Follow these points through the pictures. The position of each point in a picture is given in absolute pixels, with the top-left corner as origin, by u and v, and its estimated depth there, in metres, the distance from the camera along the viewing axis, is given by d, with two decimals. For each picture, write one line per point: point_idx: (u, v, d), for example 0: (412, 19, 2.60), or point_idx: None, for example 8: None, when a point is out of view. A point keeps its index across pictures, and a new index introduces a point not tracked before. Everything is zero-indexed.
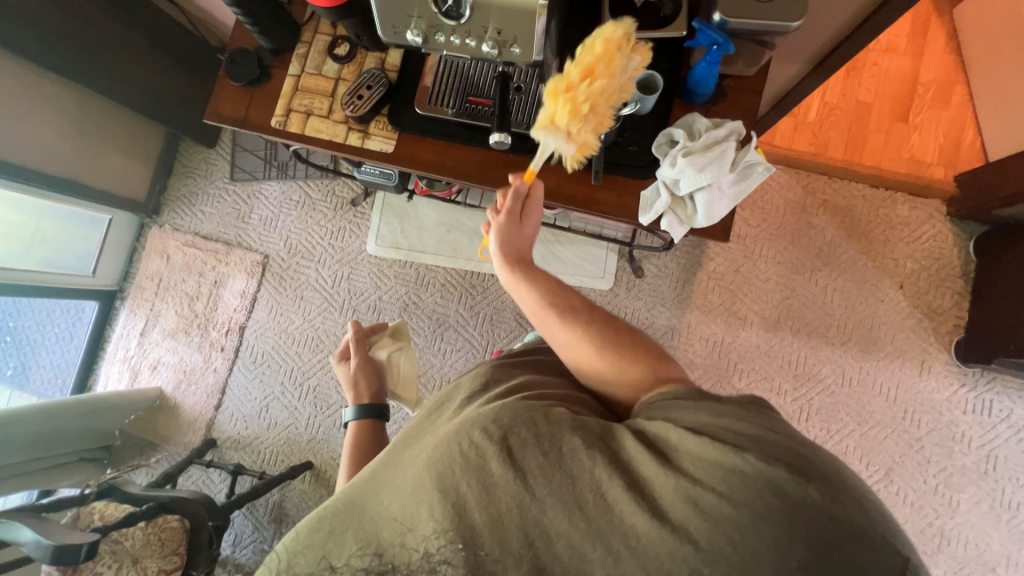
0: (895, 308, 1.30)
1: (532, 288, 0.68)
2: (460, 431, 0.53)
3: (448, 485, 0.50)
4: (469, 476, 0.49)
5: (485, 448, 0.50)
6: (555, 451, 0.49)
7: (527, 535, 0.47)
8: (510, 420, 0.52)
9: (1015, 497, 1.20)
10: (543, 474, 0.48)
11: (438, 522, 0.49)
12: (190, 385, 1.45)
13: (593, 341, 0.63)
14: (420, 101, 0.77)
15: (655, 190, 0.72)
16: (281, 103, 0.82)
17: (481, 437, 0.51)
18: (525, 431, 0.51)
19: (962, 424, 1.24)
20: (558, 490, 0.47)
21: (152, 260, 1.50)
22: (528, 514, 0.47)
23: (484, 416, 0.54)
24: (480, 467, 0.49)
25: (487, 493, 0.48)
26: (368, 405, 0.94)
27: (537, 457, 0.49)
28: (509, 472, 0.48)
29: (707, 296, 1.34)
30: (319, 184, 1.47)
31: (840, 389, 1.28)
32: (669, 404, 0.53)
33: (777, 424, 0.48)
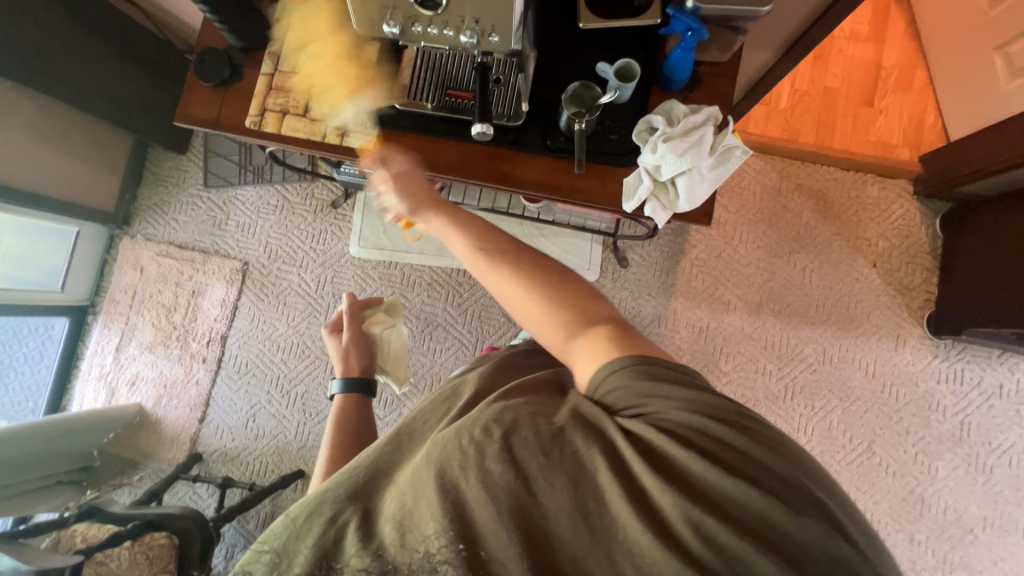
0: (869, 286, 1.34)
1: (459, 228, 0.69)
2: (461, 427, 0.54)
3: (448, 481, 0.51)
4: (468, 473, 0.50)
5: (488, 446, 0.51)
6: (557, 450, 0.51)
7: (529, 536, 0.47)
8: (514, 418, 0.54)
9: (989, 461, 1.26)
10: (542, 473, 0.49)
11: (440, 522, 0.49)
12: (172, 399, 1.41)
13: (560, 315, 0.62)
14: (398, 96, 0.76)
15: (638, 177, 0.73)
16: (254, 102, 0.80)
17: (482, 434, 0.52)
18: (525, 429, 0.52)
19: (937, 393, 1.30)
20: (559, 494, 0.48)
21: (124, 272, 1.45)
22: (529, 513, 0.48)
23: (486, 413, 0.55)
24: (479, 463, 0.51)
25: (487, 489, 0.49)
26: (355, 379, 0.93)
27: (539, 455, 0.50)
28: (509, 469, 0.50)
29: (691, 282, 1.37)
30: (297, 187, 1.44)
31: (822, 366, 1.32)
32: (635, 391, 0.54)
33: (750, 427, 0.51)
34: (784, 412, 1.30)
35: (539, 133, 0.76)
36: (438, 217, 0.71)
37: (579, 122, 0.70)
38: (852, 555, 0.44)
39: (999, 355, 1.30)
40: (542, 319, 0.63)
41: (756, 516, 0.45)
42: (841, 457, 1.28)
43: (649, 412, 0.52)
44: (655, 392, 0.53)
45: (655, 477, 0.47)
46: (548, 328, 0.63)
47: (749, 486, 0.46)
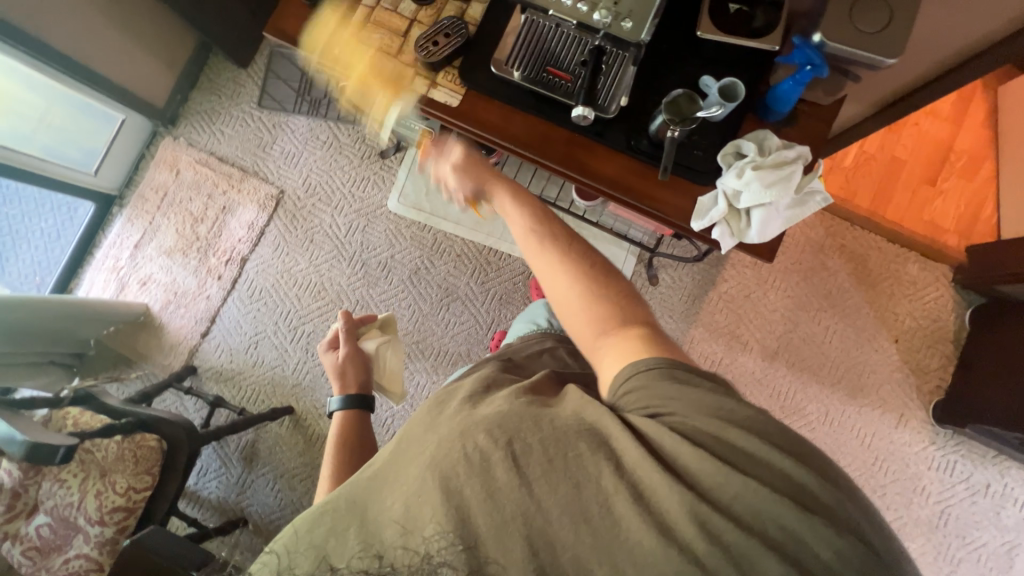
0: (885, 360, 1.35)
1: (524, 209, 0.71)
2: (466, 432, 0.53)
3: (453, 488, 0.50)
4: (473, 482, 0.50)
5: (489, 453, 0.51)
6: (560, 458, 0.50)
7: (531, 543, 0.48)
8: (517, 425, 0.53)
9: (958, 553, 1.28)
10: (547, 481, 0.49)
11: (442, 527, 0.49)
12: (179, 308, 1.40)
13: (592, 306, 0.60)
14: (496, 59, 0.75)
15: (713, 199, 0.72)
16: (349, 33, 0.78)
17: (486, 442, 0.51)
18: (530, 436, 0.51)
19: (925, 478, 1.31)
20: (562, 501, 0.48)
21: (158, 171, 1.43)
22: (533, 523, 0.48)
23: (490, 418, 0.54)
24: (484, 470, 0.50)
25: (491, 497, 0.49)
26: (354, 394, 0.92)
27: (543, 462, 0.50)
28: (512, 474, 0.50)
29: (715, 314, 1.37)
30: (350, 129, 1.43)
31: (820, 426, 1.33)
32: (661, 392, 0.52)
33: (778, 436, 0.50)
34: None
35: (625, 131, 0.75)
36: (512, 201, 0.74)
37: (673, 130, 0.69)
38: None
39: (992, 455, 1.31)
40: (581, 311, 0.61)
41: (778, 535, 0.45)
42: None
43: (656, 412, 0.52)
44: (665, 388, 0.53)
45: (659, 476, 0.48)
46: (582, 321, 0.61)
47: (766, 506, 0.46)
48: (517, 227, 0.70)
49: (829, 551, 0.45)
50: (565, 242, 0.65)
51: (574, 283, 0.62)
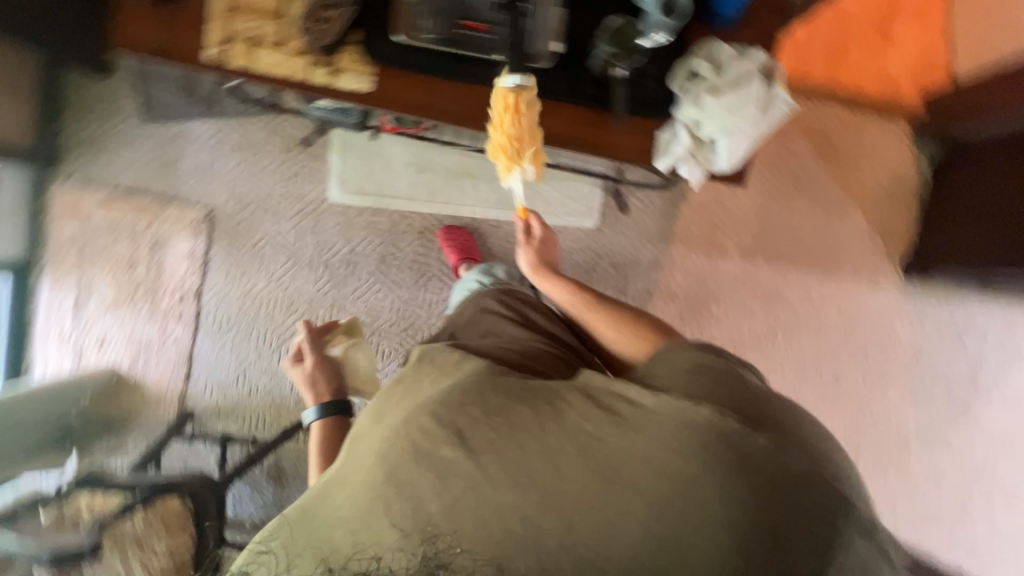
0: (856, 230, 1.38)
1: (556, 283, 0.90)
2: (412, 418, 0.60)
3: (407, 477, 0.56)
4: (426, 466, 0.56)
5: (434, 432, 0.58)
6: (506, 427, 0.57)
7: (483, 513, 0.53)
8: (460, 402, 0.60)
9: (931, 385, 1.43)
10: (494, 449, 0.56)
11: (394, 516, 0.54)
12: (150, 359, 1.33)
13: (633, 332, 0.80)
14: (398, 25, 0.63)
15: (673, 132, 0.67)
16: (214, 27, 0.64)
17: (433, 422, 0.58)
18: (473, 409, 0.59)
19: (899, 329, 1.42)
20: (509, 466, 0.55)
21: (64, 221, 1.27)
22: (483, 494, 0.54)
23: (434, 402, 0.61)
24: (435, 452, 0.57)
25: (444, 475, 0.55)
26: (328, 402, 0.90)
27: (490, 432, 0.57)
28: (460, 450, 0.56)
29: (690, 228, 1.35)
30: (260, 122, 1.26)
31: (803, 307, 1.39)
32: (680, 365, 0.63)
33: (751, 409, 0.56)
34: (763, 351, 1.39)
35: (566, 76, 0.66)
36: (549, 277, 0.92)
37: (619, 69, 0.64)
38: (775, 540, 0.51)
39: (956, 292, 1.41)
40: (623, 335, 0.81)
41: None
42: (811, 386, 1.41)
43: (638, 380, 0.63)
44: (663, 358, 0.65)
45: (610, 427, 0.55)
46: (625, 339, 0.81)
47: (716, 447, 0.52)
48: (553, 292, 0.90)
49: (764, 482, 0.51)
50: (588, 295, 0.87)
51: (611, 324, 0.83)
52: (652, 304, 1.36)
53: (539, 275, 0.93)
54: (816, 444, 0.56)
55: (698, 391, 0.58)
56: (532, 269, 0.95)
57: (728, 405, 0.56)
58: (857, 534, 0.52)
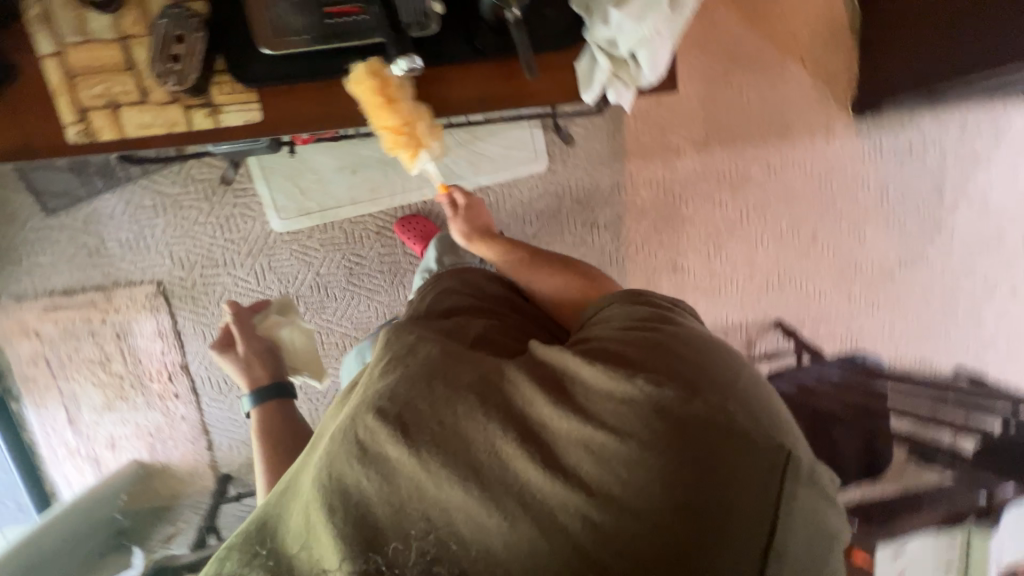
0: (800, 86, 1.35)
1: (497, 249, 0.91)
2: (354, 419, 0.58)
3: (349, 482, 0.55)
4: (368, 470, 0.55)
5: (378, 432, 0.56)
6: (450, 416, 0.57)
7: (426, 513, 0.54)
8: (406, 398, 0.58)
9: (902, 213, 1.47)
10: (434, 443, 0.55)
11: (339, 526, 0.53)
12: (166, 442, 1.31)
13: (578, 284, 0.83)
14: (264, 38, 0.57)
15: (590, 60, 0.63)
16: (63, 103, 0.56)
17: (376, 421, 0.56)
18: (420, 403, 0.58)
19: (862, 170, 1.43)
20: (451, 463, 0.54)
21: (17, 343, 1.20)
22: (426, 494, 0.54)
23: (376, 398, 0.59)
24: (378, 454, 0.56)
25: (387, 478, 0.55)
26: (265, 387, 0.91)
27: (433, 425, 0.56)
28: (403, 450, 0.55)
29: (639, 138, 1.31)
30: (169, 174, 1.16)
31: (768, 180, 1.39)
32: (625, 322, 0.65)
33: (693, 372, 0.58)
34: (742, 234, 1.41)
35: (462, 33, 0.61)
36: (487, 244, 0.92)
37: (512, 12, 0.57)
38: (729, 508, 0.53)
39: (907, 116, 1.42)
40: (569, 289, 0.83)
41: None
42: (794, 252, 1.45)
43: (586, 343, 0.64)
44: (606, 319, 0.68)
45: (551, 408, 0.56)
46: (571, 292, 0.83)
47: (651, 418, 0.54)
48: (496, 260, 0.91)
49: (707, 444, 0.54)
50: (529, 257, 0.88)
51: (553, 279, 0.85)
52: (625, 226, 1.35)
53: (479, 245, 0.93)
54: (757, 404, 0.58)
55: (653, 356, 0.59)
56: (468, 241, 0.94)
57: (672, 372, 0.57)
58: (798, 484, 0.56)
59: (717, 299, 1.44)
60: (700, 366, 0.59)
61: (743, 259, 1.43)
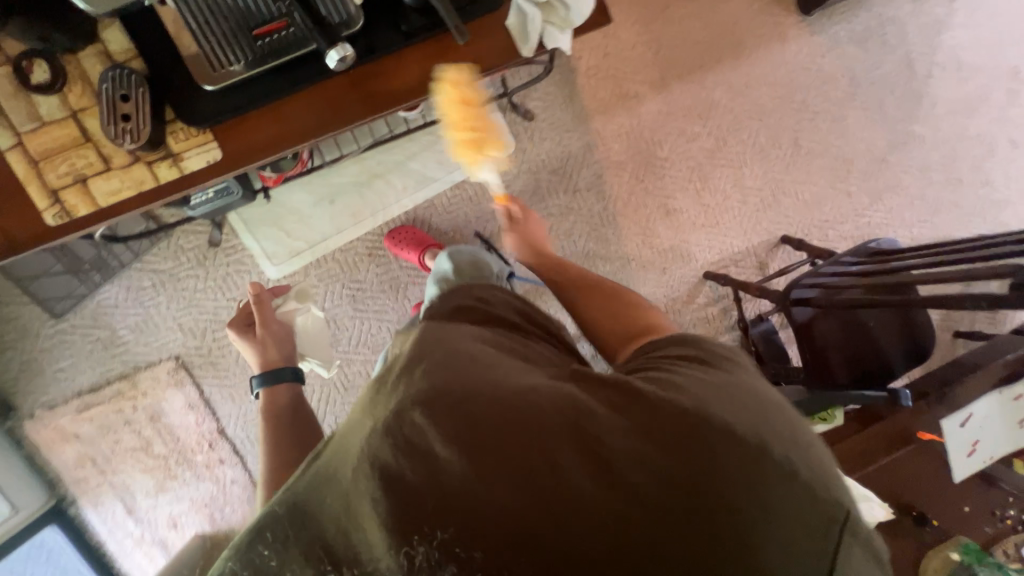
0: (739, 1, 1.34)
1: (542, 262, 0.83)
2: (400, 414, 0.45)
3: (392, 484, 0.43)
4: (413, 470, 0.43)
5: (426, 427, 0.44)
6: (512, 423, 0.45)
7: (474, 522, 0.42)
8: (460, 399, 0.46)
9: (877, 97, 1.45)
10: (493, 451, 0.44)
11: (385, 522, 0.42)
12: (224, 508, 1.32)
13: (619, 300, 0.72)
14: (202, 75, 0.57)
15: (519, 14, 0.63)
16: (35, 190, 0.58)
17: (426, 420, 0.44)
18: (478, 404, 0.45)
19: (826, 65, 1.41)
20: (514, 466, 0.43)
21: (60, 450, 1.23)
22: (480, 500, 0.42)
23: (427, 394, 0.46)
24: (427, 456, 0.43)
25: (434, 484, 0.43)
26: (279, 371, 0.89)
27: (491, 431, 0.44)
28: (456, 452, 0.43)
29: (597, 94, 1.31)
30: (160, 251, 1.19)
31: (735, 101, 1.38)
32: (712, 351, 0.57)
33: (765, 401, 0.52)
34: (724, 161, 1.40)
35: (389, 23, 0.62)
36: (532, 255, 0.86)
37: None
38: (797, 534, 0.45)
39: (854, 2, 1.40)
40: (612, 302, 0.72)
41: None
42: (781, 164, 1.42)
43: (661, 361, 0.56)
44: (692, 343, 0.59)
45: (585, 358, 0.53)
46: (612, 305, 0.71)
47: (728, 425, 0.46)
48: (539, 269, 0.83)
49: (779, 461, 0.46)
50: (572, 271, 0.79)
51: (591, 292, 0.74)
52: (607, 183, 1.34)
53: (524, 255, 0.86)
54: (822, 456, 0.50)
55: (713, 385, 0.50)
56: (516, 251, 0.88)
57: (749, 405, 0.50)
58: (857, 545, 0.47)
59: (717, 231, 1.42)
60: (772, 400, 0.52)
61: (732, 184, 1.41)
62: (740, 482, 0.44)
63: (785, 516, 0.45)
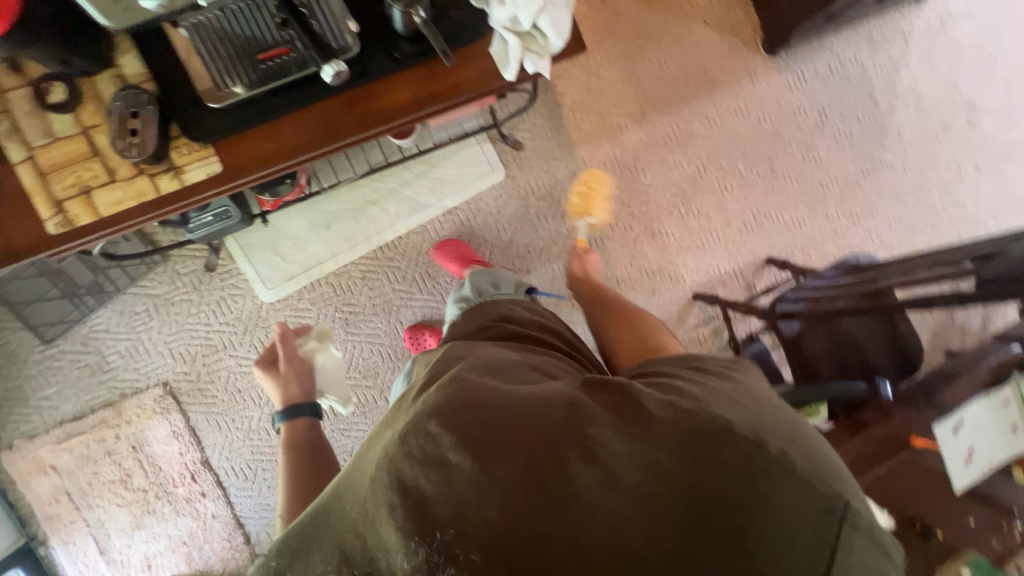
0: (711, 43, 1.45)
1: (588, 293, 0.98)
2: (415, 424, 0.53)
3: (407, 484, 0.50)
4: (426, 471, 0.50)
5: (441, 437, 0.51)
6: (514, 428, 0.51)
7: (485, 517, 0.47)
8: (469, 408, 0.53)
9: (846, 127, 1.54)
10: (497, 455, 0.50)
11: (402, 522, 0.48)
12: (203, 547, 1.26)
13: (637, 332, 0.83)
14: (208, 94, 0.62)
15: (501, 42, 0.69)
16: (41, 200, 0.61)
17: (438, 428, 0.51)
18: (484, 413, 0.53)
19: (795, 99, 1.51)
20: (514, 464, 0.49)
21: (36, 484, 1.18)
22: (488, 497, 0.48)
23: (439, 405, 0.54)
24: (439, 459, 0.50)
25: (447, 483, 0.49)
26: (299, 405, 0.92)
27: (495, 435, 0.51)
28: (467, 457, 0.49)
29: (582, 126, 1.39)
30: (155, 276, 1.21)
31: (712, 132, 1.46)
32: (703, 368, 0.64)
33: (752, 407, 0.57)
34: (705, 186, 1.46)
35: (383, 50, 0.68)
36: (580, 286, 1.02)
37: (418, 14, 0.63)
38: (791, 528, 0.48)
39: (817, 42, 1.52)
40: (633, 334, 0.83)
41: None
42: (759, 188, 1.49)
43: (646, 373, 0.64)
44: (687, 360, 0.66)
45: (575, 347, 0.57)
46: (633, 337, 0.82)
47: (711, 427, 0.51)
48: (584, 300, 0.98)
49: (767, 460, 0.50)
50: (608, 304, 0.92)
51: (617, 324, 0.87)
52: None
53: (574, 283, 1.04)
54: (821, 458, 0.54)
55: (712, 397, 0.56)
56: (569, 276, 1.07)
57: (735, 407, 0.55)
58: (859, 537, 0.50)
59: (703, 253, 1.46)
60: (761, 406, 0.57)
61: (715, 209, 1.47)
62: (730, 477, 0.49)
63: (776, 511, 0.49)
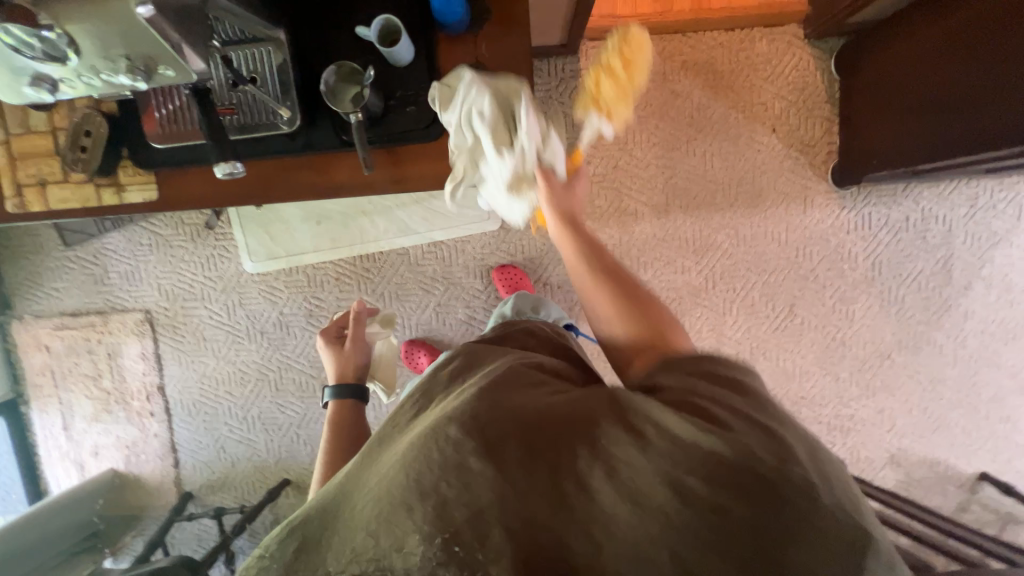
0: (773, 154, 1.29)
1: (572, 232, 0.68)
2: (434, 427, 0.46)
3: (425, 486, 0.43)
4: (445, 475, 0.43)
5: (465, 442, 0.44)
6: (534, 440, 0.44)
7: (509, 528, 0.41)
8: (489, 412, 0.46)
9: (900, 292, 1.33)
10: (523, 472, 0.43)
11: (421, 522, 0.41)
12: (140, 455, 1.43)
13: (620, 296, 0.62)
14: (152, 130, 0.65)
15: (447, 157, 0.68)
16: (5, 181, 0.69)
17: (458, 432, 0.45)
18: (505, 423, 0.45)
19: (848, 243, 1.32)
20: (538, 486, 0.42)
21: (32, 356, 1.39)
22: (510, 508, 0.41)
23: (459, 407, 0.48)
24: (458, 462, 0.43)
25: (466, 489, 0.42)
26: (347, 385, 0.93)
27: (518, 451, 0.44)
28: (490, 465, 0.43)
29: (595, 202, 1.31)
30: (164, 219, 1.33)
31: (736, 250, 1.32)
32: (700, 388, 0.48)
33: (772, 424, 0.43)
34: (708, 303, 1.34)
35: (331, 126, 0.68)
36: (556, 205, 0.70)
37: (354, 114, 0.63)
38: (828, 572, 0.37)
39: (901, 189, 1.30)
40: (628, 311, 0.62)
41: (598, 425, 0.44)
42: (767, 325, 1.34)
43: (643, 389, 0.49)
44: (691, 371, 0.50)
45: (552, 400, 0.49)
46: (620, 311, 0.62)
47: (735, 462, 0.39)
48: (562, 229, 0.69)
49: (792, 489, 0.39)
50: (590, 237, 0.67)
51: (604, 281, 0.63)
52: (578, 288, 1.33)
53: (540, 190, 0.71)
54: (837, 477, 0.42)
55: (731, 424, 0.42)
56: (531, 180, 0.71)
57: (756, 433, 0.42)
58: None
59: None
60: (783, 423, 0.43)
61: (710, 329, 1.35)
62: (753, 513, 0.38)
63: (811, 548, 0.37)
